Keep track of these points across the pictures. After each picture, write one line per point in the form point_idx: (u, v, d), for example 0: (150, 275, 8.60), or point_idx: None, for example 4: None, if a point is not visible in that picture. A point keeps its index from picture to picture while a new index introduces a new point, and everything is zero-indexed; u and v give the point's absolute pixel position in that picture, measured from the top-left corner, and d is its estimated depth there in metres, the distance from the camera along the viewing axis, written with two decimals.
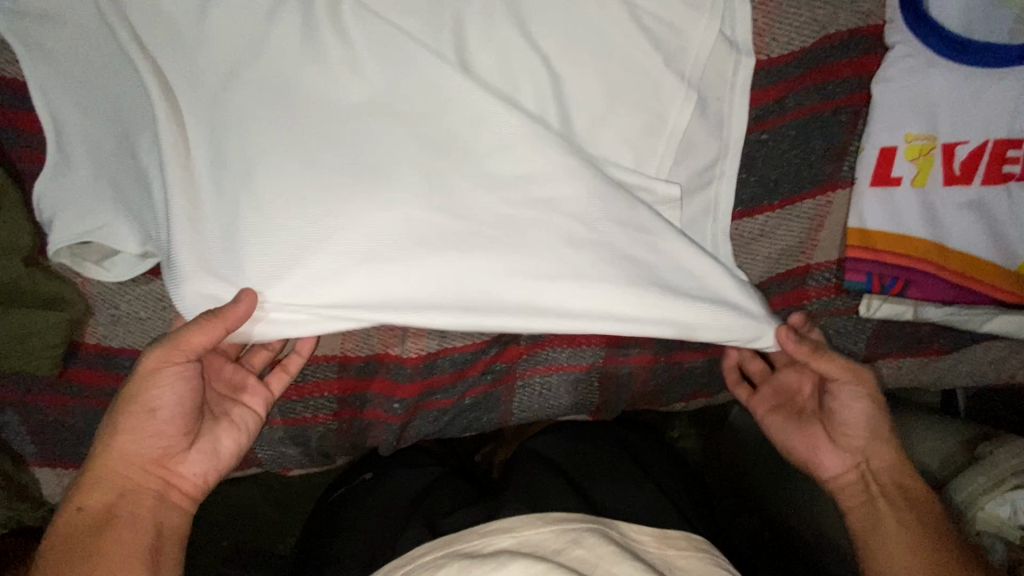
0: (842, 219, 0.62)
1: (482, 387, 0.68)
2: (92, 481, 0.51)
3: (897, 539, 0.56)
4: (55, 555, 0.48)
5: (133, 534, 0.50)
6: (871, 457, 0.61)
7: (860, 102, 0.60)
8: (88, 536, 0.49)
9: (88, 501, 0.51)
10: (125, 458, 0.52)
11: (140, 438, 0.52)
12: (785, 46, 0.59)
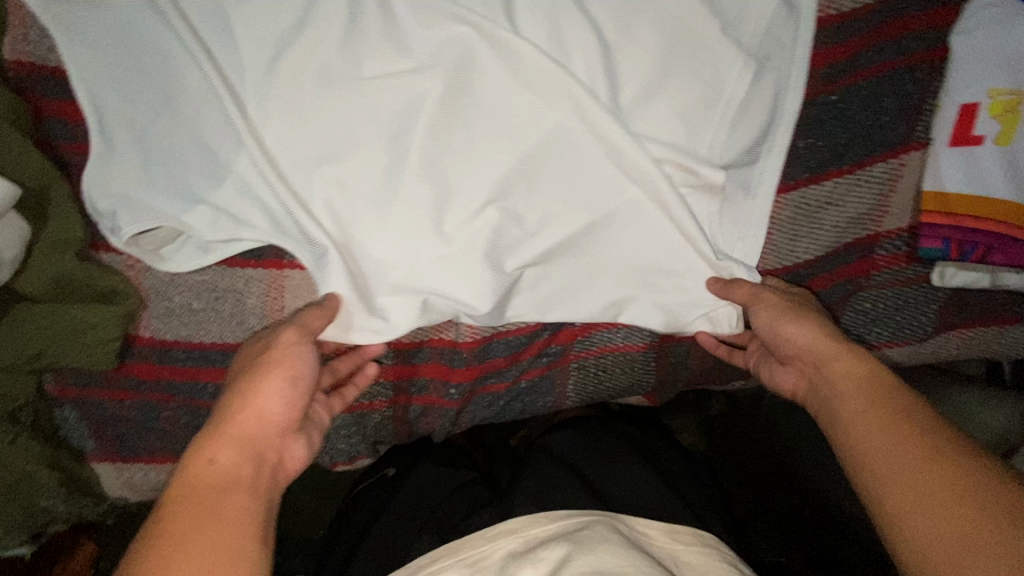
0: (917, 183, 0.59)
1: (537, 370, 0.66)
2: (224, 433, 0.44)
3: (906, 470, 0.42)
4: (167, 516, 0.39)
5: (249, 509, 0.41)
6: (851, 401, 0.49)
7: (938, 57, 0.56)
8: (214, 499, 0.40)
9: (213, 460, 0.42)
10: (256, 412, 0.46)
11: (272, 397, 0.47)
12: (856, 0, 0.55)
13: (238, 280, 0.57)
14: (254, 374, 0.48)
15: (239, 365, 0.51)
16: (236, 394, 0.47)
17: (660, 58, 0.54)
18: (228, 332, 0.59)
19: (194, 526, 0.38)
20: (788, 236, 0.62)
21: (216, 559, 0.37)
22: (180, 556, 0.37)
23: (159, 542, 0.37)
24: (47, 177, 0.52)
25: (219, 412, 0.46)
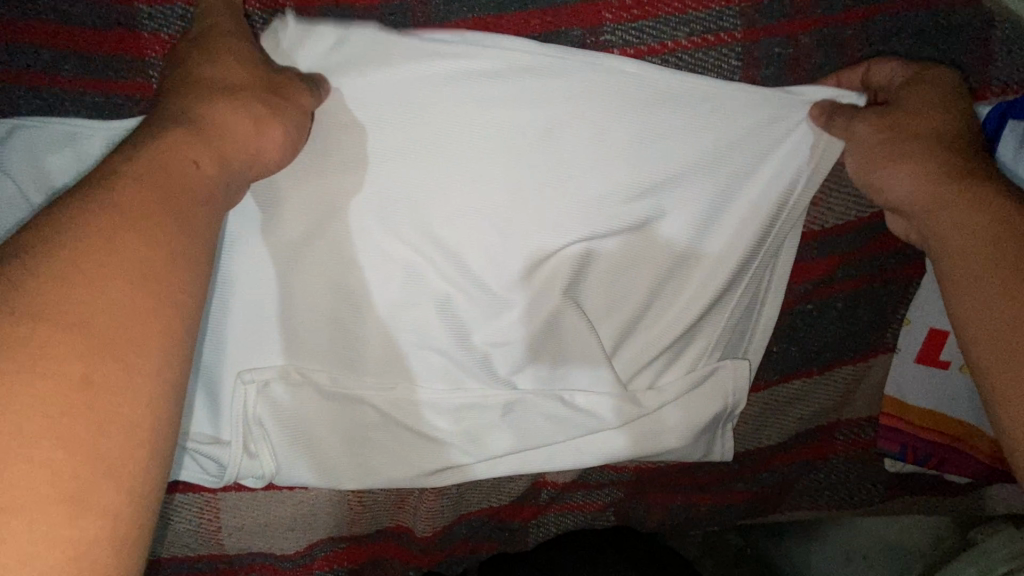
0: (879, 381, 0.60)
1: (496, 540, 0.67)
2: (199, 132, 0.36)
3: (992, 301, 0.40)
4: (85, 235, 0.29)
5: (191, 272, 0.32)
6: (949, 214, 0.43)
7: (915, 273, 0.55)
8: (167, 191, 0.33)
9: (149, 197, 0.32)
10: (218, 146, 0.37)
11: (248, 128, 0.38)
12: (840, 215, 0.53)
13: (164, 506, 0.51)
14: (229, 82, 0.39)
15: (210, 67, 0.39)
16: (217, 106, 0.38)
17: (639, 275, 0.51)
18: (162, 548, 0.54)
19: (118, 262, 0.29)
20: (755, 427, 0.62)
21: (108, 313, 0.28)
22: (77, 283, 0.28)
23: (83, 254, 0.28)
24: None
25: (198, 113, 0.37)
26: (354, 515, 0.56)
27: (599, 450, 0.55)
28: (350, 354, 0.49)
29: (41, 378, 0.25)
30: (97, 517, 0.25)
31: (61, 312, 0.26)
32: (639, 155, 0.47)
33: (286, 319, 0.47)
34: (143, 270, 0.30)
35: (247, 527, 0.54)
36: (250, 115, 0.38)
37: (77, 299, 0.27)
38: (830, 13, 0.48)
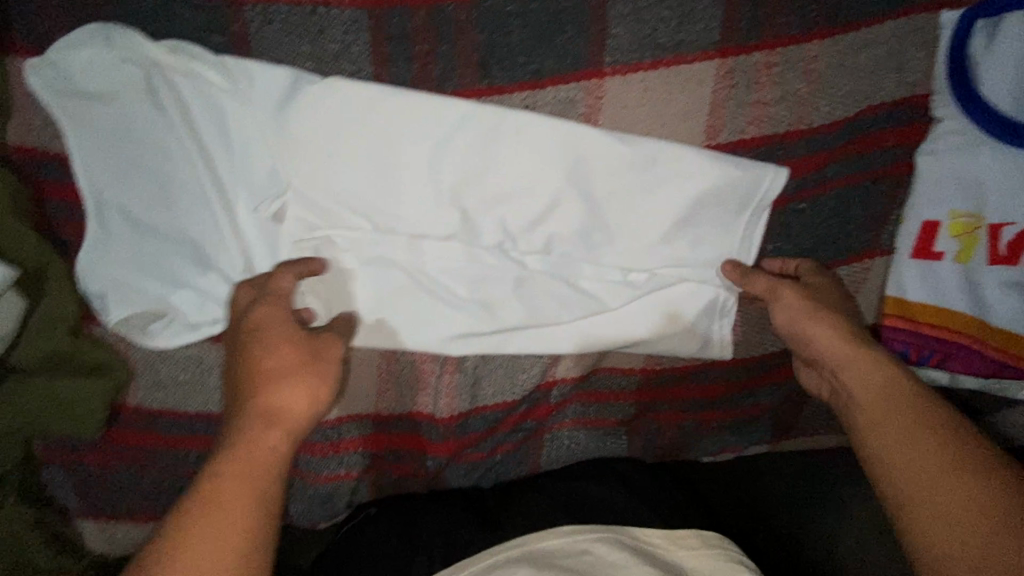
0: (882, 285, 0.62)
1: (511, 444, 0.69)
2: (273, 420, 0.48)
3: (916, 467, 0.48)
4: (203, 499, 0.43)
5: (269, 486, 0.46)
6: (867, 421, 0.52)
7: (904, 172, 0.59)
8: (247, 469, 0.45)
9: (264, 434, 0.47)
10: (281, 418, 0.48)
11: (298, 396, 0.49)
12: (828, 114, 0.58)
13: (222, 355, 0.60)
14: (284, 370, 0.49)
15: (269, 359, 0.49)
16: (285, 383, 0.49)
17: (626, 165, 0.57)
18: (211, 403, 0.61)
19: (224, 514, 0.43)
20: (756, 329, 0.66)
21: (231, 533, 0.43)
22: (188, 545, 0.41)
23: (190, 521, 0.43)
24: (42, 255, 0.54)
25: (261, 407, 0.48)
26: (381, 384, 0.63)
27: (598, 328, 0.63)
28: (388, 224, 0.58)
29: (208, 561, 0.41)
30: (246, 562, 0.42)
31: (192, 553, 0.41)
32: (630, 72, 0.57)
33: (330, 189, 0.56)
34: (259, 489, 0.45)
35: None
36: (307, 364, 0.50)
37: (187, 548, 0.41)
38: None
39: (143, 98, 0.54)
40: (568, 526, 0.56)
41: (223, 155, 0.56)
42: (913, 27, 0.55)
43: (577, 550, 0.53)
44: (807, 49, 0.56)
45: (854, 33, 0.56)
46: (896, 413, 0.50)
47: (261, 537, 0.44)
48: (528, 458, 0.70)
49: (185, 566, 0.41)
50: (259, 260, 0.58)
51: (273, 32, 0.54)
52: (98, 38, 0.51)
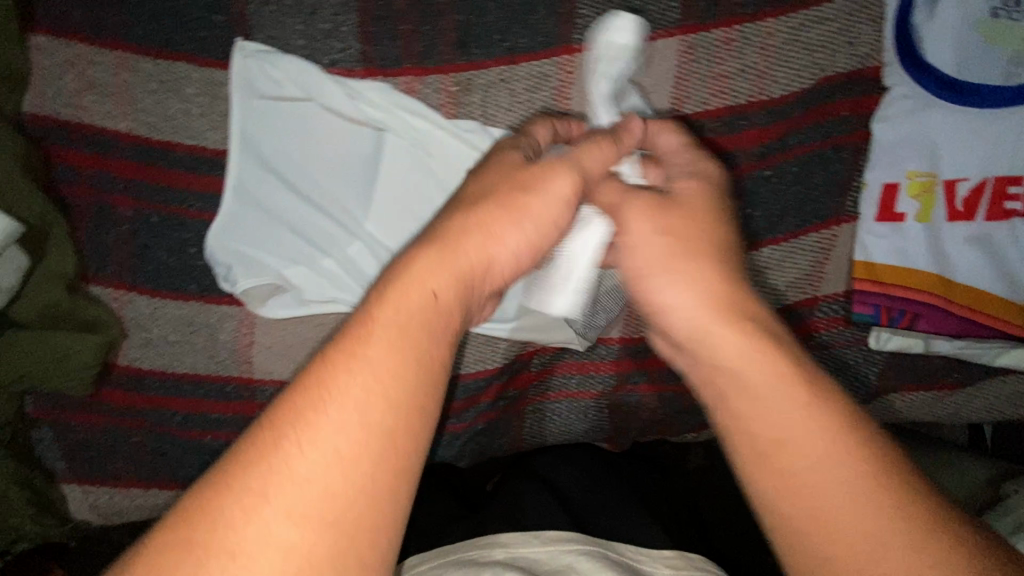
0: (849, 252, 0.64)
1: (495, 413, 0.70)
2: (446, 257, 0.39)
3: (847, 536, 0.35)
4: (352, 340, 0.34)
5: (439, 338, 0.37)
6: (748, 446, 0.40)
7: (862, 139, 0.62)
8: (408, 324, 0.36)
9: (430, 273, 0.38)
10: (464, 259, 0.39)
11: (511, 238, 0.42)
12: (785, 87, 0.61)
13: (212, 315, 0.62)
14: (492, 199, 0.43)
15: (480, 184, 0.44)
16: (485, 211, 0.42)
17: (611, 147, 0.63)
18: (201, 364, 0.63)
19: (381, 370, 0.34)
20: None
21: (388, 404, 0.33)
22: (328, 398, 0.33)
23: (319, 386, 0.33)
24: (46, 213, 0.57)
25: (445, 235, 0.40)
26: None
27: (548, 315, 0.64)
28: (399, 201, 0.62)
29: (346, 443, 0.32)
30: (401, 453, 0.33)
31: (343, 397, 0.33)
32: None
33: (349, 168, 0.61)
34: (413, 336, 0.35)
35: (275, 348, 0.63)
36: (512, 200, 0.43)
37: (335, 402, 0.32)
38: None
39: (150, 72, 0.58)
40: (557, 535, 0.53)
41: (246, 129, 0.59)
42: (859, 5, 0.60)
43: (560, 565, 0.51)
44: (762, 26, 0.60)
45: (804, 12, 0.60)
46: (802, 424, 0.38)
47: (423, 414, 0.35)
48: (508, 429, 0.71)
49: (322, 463, 0.31)
50: (274, 231, 0.60)
51: (269, 12, 0.59)
52: (232, 53, 0.58)
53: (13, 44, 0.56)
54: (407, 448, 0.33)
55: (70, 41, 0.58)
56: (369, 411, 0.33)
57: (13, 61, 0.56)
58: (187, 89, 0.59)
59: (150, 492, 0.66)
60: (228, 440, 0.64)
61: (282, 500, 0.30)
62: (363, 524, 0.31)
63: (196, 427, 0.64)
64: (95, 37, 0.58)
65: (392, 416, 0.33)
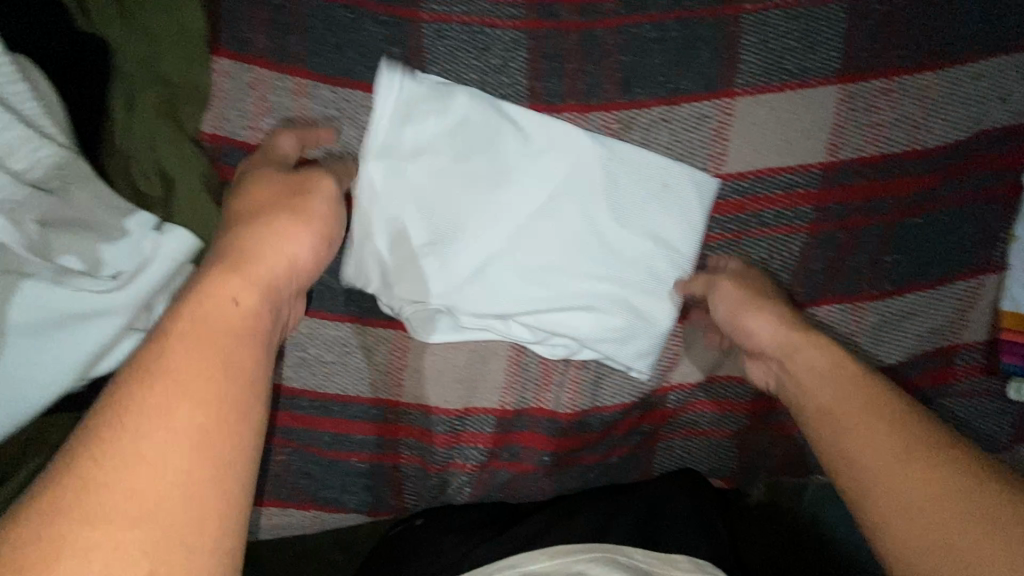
0: (994, 301, 0.65)
1: (627, 447, 0.69)
2: (239, 267, 0.41)
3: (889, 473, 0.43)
4: (153, 356, 0.35)
5: (248, 339, 0.38)
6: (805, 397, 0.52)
7: (1012, 193, 0.63)
8: (212, 331, 0.37)
9: (222, 282, 0.39)
10: (263, 274, 0.42)
11: (304, 244, 0.46)
12: (940, 138, 0.62)
13: (369, 337, 0.63)
14: (269, 203, 0.47)
15: (260, 192, 0.48)
16: (273, 219, 0.45)
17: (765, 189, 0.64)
18: (350, 385, 0.63)
19: (196, 373, 0.34)
20: (875, 341, 0.66)
21: (214, 405, 0.34)
22: (147, 414, 0.32)
23: (119, 401, 0.33)
24: (219, 232, 0.59)
25: (242, 253, 0.42)
26: (509, 379, 0.66)
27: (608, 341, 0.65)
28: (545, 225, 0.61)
29: (158, 449, 0.32)
30: (221, 446, 0.33)
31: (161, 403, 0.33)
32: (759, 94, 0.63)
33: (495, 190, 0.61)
34: (216, 334, 0.37)
35: (425, 372, 0.64)
36: (283, 201, 0.47)
37: (152, 404, 0.33)
38: None
39: (327, 98, 0.60)
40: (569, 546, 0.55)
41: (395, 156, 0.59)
42: (1013, 63, 0.62)
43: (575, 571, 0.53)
44: (920, 78, 0.62)
45: (961, 67, 0.62)
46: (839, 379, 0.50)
47: (242, 409, 0.35)
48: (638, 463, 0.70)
49: (140, 462, 0.31)
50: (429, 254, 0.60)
51: (445, 47, 0.61)
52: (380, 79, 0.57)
53: (200, 65, 0.57)
54: (226, 446, 0.34)
55: (250, 65, 0.59)
56: (183, 413, 0.33)
57: (198, 82, 0.58)
58: (361, 117, 0.60)
59: (286, 511, 0.65)
60: (372, 460, 0.65)
61: (107, 514, 0.29)
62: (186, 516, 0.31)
63: (342, 447, 0.65)
64: (275, 62, 0.59)
65: (205, 415, 0.33)
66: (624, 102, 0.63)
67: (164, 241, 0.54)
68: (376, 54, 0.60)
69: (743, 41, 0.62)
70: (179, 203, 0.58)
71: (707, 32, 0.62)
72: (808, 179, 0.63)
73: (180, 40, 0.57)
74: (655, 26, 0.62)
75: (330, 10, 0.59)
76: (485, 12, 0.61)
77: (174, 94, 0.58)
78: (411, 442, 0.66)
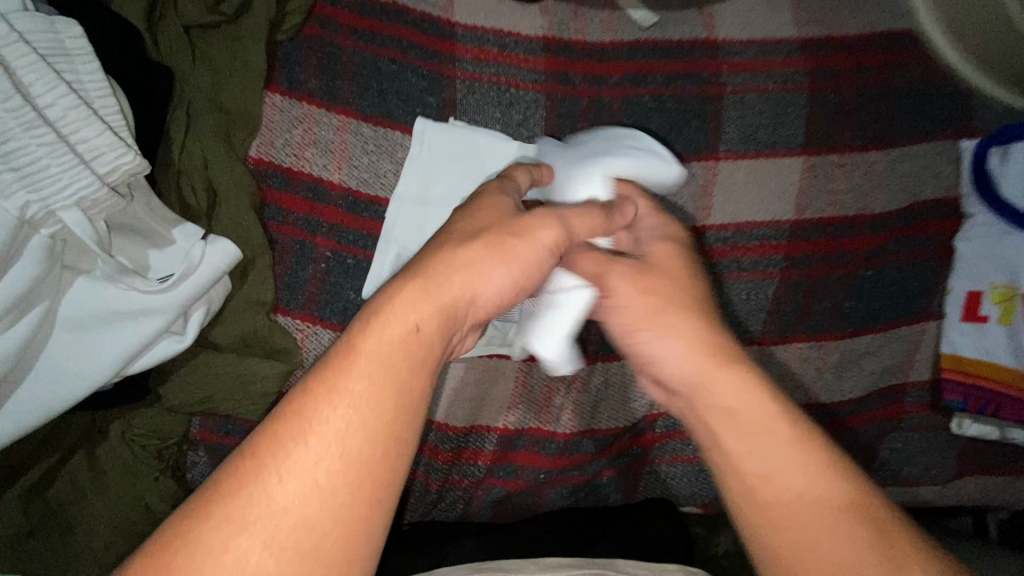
0: (936, 345, 0.75)
1: (617, 470, 0.74)
2: (432, 284, 0.40)
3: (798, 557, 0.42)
4: (332, 371, 0.36)
5: (422, 371, 0.38)
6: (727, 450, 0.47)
7: (945, 253, 0.75)
8: (387, 353, 0.37)
9: (412, 303, 0.39)
10: (442, 295, 0.40)
11: (501, 279, 0.43)
12: (886, 205, 0.75)
13: None
14: (483, 227, 0.44)
15: (470, 217, 0.44)
16: (467, 246, 0.42)
17: (747, 239, 0.74)
18: None
19: (370, 405, 0.35)
20: (836, 376, 0.75)
21: (374, 444, 0.35)
22: (317, 433, 0.34)
23: (301, 409, 0.35)
24: (257, 247, 0.62)
25: (435, 264, 0.41)
26: (515, 400, 0.69)
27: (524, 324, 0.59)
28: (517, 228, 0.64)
29: (323, 473, 0.33)
30: (371, 494, 0.34)
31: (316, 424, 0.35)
32: (740, 160, 0.74)
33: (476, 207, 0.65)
34: (393, 363, 0.37)
35: (438, 391, 0.68)
36: (503, 224, 0.44)
37: (322, 427, 0.34)
38: (868, 77, 0.76)
39: (367, 135, 0.67)
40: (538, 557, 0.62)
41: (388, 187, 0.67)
42: (941, 149, 0.76)
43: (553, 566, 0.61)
44: (868, 155, 0.75)
45: (899, 149, 0.75)
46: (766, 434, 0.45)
47: (400, 452, 0.36)
48: (626, 486, 0.75)
49: (303, 481, 0.33)
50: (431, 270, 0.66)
51: (475, 100, 0.70)
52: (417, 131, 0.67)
53: (256, 95, 0.63)
54: (380, 488, 0.35)
55: (300, 101, 0.66)
56: (351, 444, 0.34)
57: (252, 109, 0.63)
58: (397, 154, 0.68)
59: None
60: None
61: (262, 527, 0.32)
62: (348, 548, 0.33)
63: None
64: (324, 101, 0.66)
65: (361, 444, 0.34)
66: None
67: (209, 249, 0.56)
68: (414, 101, 0.68)
69: (726, 115, 0.74)
70: (223, 216, 0.62)
71: (697, 106, 0.73)
72: (780, 231, 0.74)
73: (242, 73, 0.63)
74: (654, 97, 0.73)
75: (378, 62, 0.67)
76: (511, 74, 0.71)
77: (230, 120, 0.63)
78: (418, 457, 0.69)
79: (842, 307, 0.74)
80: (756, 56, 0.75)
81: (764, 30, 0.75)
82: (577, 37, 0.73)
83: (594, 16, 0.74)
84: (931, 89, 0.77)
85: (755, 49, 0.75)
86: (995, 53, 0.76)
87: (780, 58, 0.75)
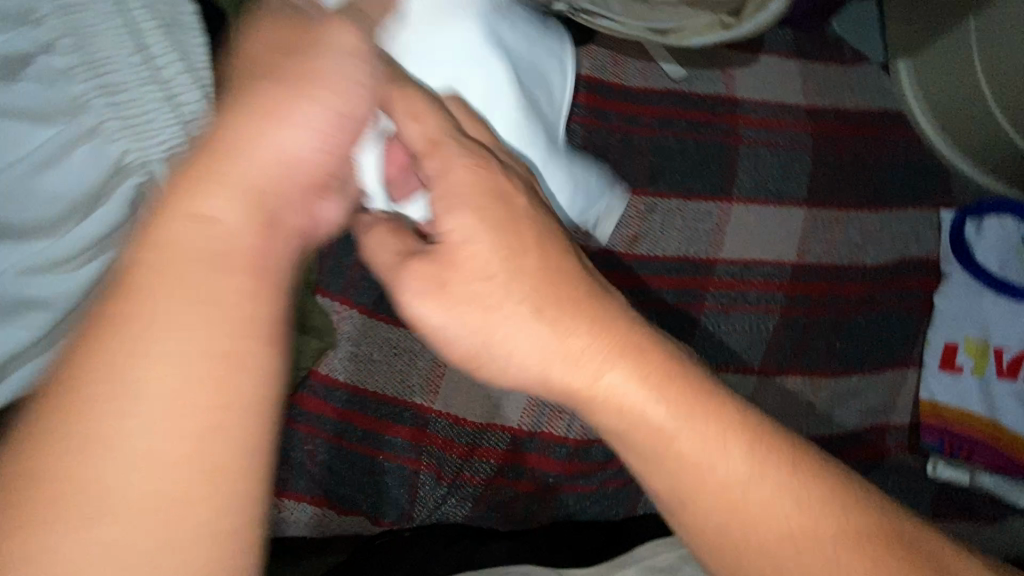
0: (915, 391, 0.83)
1: (619, 481, 0.77)
2: (226, 156, 0.33)
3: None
4: (109, 308, 0.29)
5: (253, 269, 0.32)
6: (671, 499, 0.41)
7: (925, 308, 0.83)
8: (180, 260, 0.30)
9: (180, 204, 0.31)
10: (232, 177, 0.32)
11: (304, 134, 0.35)
12: (875, 259, 0.83)
13: (415, 343, 0.70)
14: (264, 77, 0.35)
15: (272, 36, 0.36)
16: (252, 93, 0.35)
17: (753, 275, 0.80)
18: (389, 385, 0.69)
19: (197, 310, 0.30)
20: (826, 411, 0.80)
21: (206, 351, 0.29)
22: (130, 374, 0.28)
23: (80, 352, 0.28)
24: None
25: (213, 141, 0.33)
26: (531, 402, 0.72)
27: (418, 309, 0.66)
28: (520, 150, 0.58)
29: (142, 442, 0.27)
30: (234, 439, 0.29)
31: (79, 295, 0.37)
32: (752, 204, 0.81)
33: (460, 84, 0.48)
34: (213, 262, 0.31)
35: (459, 386, 0.70)
36: (272, 80, 0.35)
37: (131, 366, 0.28)
38: (863, 146, 0.86)
39: None
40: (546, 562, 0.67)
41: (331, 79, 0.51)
42: (924, 216, 0.85)
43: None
44: (861, 213, 0.83)
45: (888, 211, 0.84)
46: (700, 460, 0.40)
47: (259, 357, 0.31)
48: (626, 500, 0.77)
49: (113, 457, 0.27)
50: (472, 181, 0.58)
51: None
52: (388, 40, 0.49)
53: None
54: (242, 415, 0.30)
55: None
56: (183, 376, 0.29)
57: None
58: None
59: (300, 504, 0.67)
60: (394, 462, 0.68)
61: (92, 520, 0.26)
62: (215, 506, 0.28)
63: (371, 444, 0.68)
64: None
65: (187, 363, 0.29)
66: (651, 190, 0.79)
67: None
68: None
69: (741, 163, 0.82)
70: None
71: (715, 152, 0.82)
72: (783, 271, 0.81)
73: None
74: (678, 140, 0.81)
75: None
76: None
77: None
78: (432, 450, 0.69)
79: (834, 346, 0.81)
80: (769, 116, 0.84)
81: (776, 96, 0.85)
82: (615, 80, 0.81)
83: (631, 65, 0.83)
84: (917, 163, 0.87)
85: (768, 110, 0.85)
86: (970, 141, 0.88)
87: (789, 120, 0.85)
